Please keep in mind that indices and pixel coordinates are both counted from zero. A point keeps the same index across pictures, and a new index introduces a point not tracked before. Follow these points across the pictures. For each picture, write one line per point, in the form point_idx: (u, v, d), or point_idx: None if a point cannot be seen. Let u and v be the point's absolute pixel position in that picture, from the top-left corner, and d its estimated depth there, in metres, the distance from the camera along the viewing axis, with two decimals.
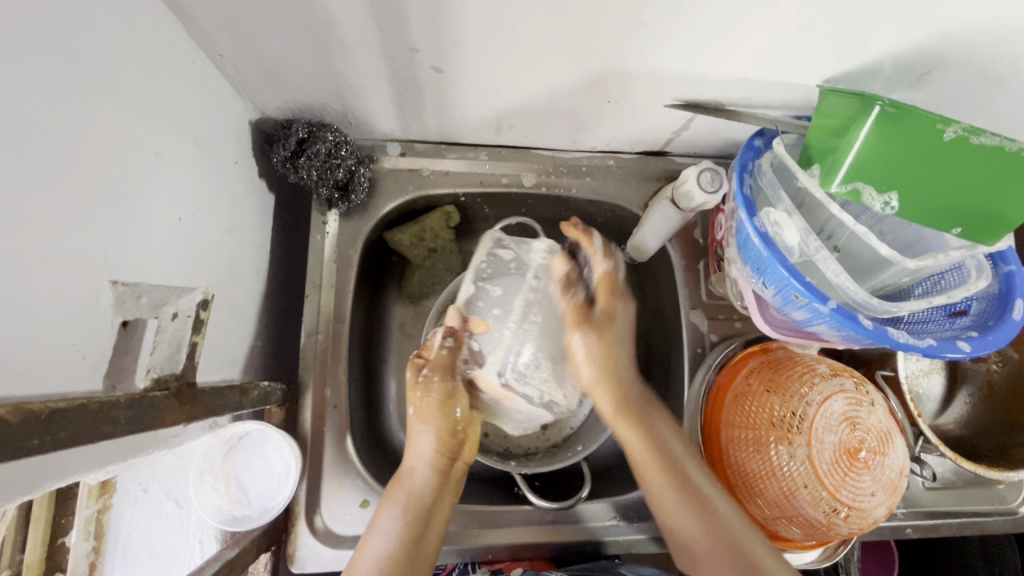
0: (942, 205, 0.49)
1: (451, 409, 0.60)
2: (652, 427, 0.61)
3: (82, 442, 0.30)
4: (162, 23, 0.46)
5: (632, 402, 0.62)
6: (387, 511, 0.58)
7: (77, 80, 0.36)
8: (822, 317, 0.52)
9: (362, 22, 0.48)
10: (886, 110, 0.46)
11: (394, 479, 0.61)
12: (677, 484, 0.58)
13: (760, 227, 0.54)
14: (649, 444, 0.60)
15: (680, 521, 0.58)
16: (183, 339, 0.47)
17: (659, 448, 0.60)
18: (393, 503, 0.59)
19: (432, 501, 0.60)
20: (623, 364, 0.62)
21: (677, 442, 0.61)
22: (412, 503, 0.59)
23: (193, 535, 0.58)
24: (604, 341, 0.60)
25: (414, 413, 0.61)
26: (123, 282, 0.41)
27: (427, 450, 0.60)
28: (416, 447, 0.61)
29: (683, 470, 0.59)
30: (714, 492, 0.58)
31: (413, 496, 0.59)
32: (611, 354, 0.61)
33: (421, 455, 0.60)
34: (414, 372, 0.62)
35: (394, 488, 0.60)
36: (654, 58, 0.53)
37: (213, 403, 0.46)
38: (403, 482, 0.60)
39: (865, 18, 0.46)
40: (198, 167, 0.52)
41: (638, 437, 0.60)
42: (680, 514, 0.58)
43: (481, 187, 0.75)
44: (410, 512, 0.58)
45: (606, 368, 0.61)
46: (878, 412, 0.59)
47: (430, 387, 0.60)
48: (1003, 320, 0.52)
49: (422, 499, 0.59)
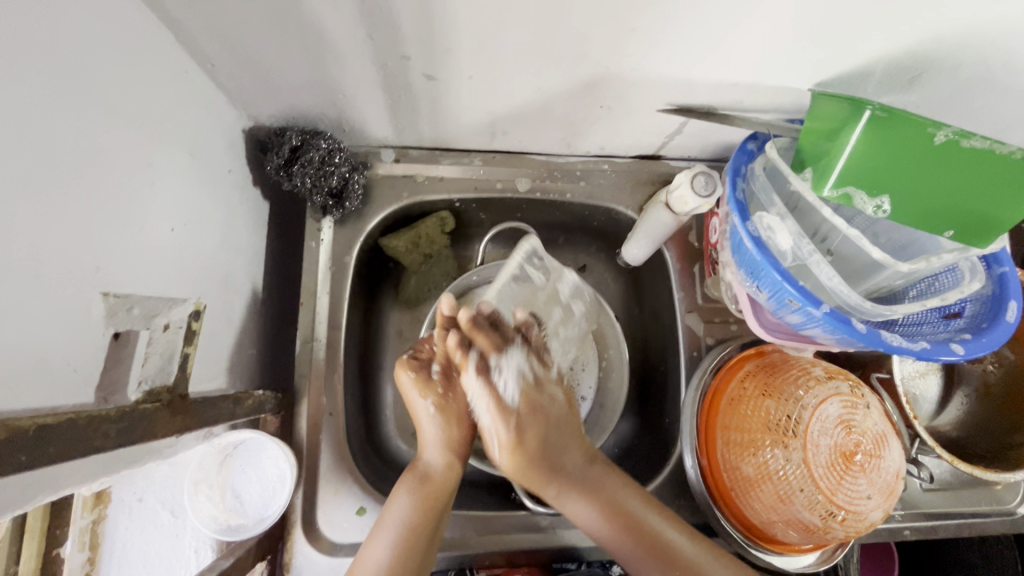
0: (933, 208, 0.49)
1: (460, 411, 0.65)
2: (624, 506, 0.61)
3: (72, 457, 0.30)
4: (154, 34, 0.46)
5: (572, 473, 0.63)
6: (403, 496, 0.60)
7: (69, 93, 0.36)
8: (815, 321, 0.53)
9: (354, 31, 0.48)
10: (877, 115, 0.46)
11: (412, 465, 0.64)
12: (634, 536, 0.60)
13: (753, 231, 0.54)
14: (602, 510, 0.61)
15: (635, 560, 0.60)
16: (175, 350, 0.47)
17: (608, 505, 0.61)
18: (411, 486, 0.61)
19: (447, 489, 0.62)
20: (549, 433, 0.63)
21: (623, 490, 0.62)
22: (430, 491, 0.61)
23: (188, 545, 0.58)
24: (523, 435, 0.62)
25: (437, 411, 0.64)
26: (114, 293, 0.41)
27: (437, 435, 0.64)
28: (431, 431, 0.64)
29: (633, 515, 0.61)
30: (677, 538, 0.60)
31: (435, 485, 0.61)
32: (537, 437, 0.62)
33: (436, 444, 0.64)
34: (421, 372, 0.64)
35: (413, 472, 0.63)
36: (646, 64, 0.53)
37: (206, 413, 0.46)
38: (427, 470, 0.63)
39: (855, 22, 0.46)
40: (191, 176, 0.52)
41: (583, 503, 0.62)
42: (642, 559, 0.60)
43: (476, 192, 0.75)
44: (432, 504, 0.60)
45: (536, 451, 0.62)
46: (873, 415, 0.59)
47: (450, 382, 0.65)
48: (997, 321, 0.52)
49: (442, 491, 0.62)
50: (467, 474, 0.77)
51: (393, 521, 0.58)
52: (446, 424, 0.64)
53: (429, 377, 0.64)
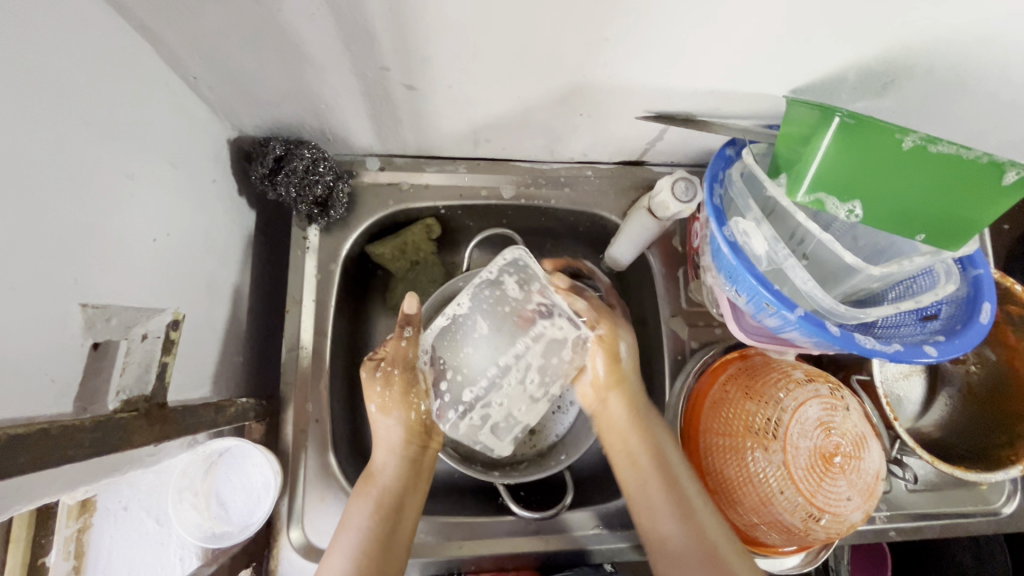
0: (904, 212, 0.50)
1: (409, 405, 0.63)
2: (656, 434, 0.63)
3: (43, 466, 0.30)
4: (134, 49, 0.46)
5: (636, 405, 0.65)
6: (360, 505, 0.59)
7: (47, 108, 0.37)
8: (791, 324, 0.53)
9: (332, 43, 0.49)
10: (845, 121, 0.47)
11: (364, 474, 0.63)
12: (662, 474, 0.60)
13: (729, 237, 0.55)
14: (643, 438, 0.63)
15: (646, 484, 0.61)
16: (154, 359, 0.47)
17: (643, 429, 0.63)
18: (366, 496, 0.60)
19: (399, 492, 0.60)
20: (631, 377, 0.67)
21: (671, 444, 0.63)
22: (381, 497, 0.59)
23: (173, 553, 0.58)
24: (622, 377, 0.66)
25: (378, 409, 0.63)
26: (92, 304, 0.41)
27: (387, 437, 0.63)
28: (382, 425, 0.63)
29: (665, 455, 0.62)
30: (690, 484, 0.60)
31: (383, 490, 0.60)
32: (628, 380, 0.66)
33: (383, 445, 0.63)
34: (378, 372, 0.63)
35: (368, 480, 0.61)
36: (621, 72, 0.54)
37: (185, 422, 0.46)
38: (377, 475, 0.61)
39: (823, 32, 0.47)
40: (174, 187, 0.53)
41: (622, 407, 0.65)
42: (654, 487, 0.60)
43: (461, 200, 0.76)
44: (383, 504, 0.59)
45: (617, 380, 0.66)
46: (853, 416, 0.59)
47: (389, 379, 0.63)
48: (971, 324, 0.53)
49: (392, 494, 0.60)
50: (455, 480, 0.77)
51: (352, 530, 0.57)
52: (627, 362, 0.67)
53: (376, 371, 0.63)
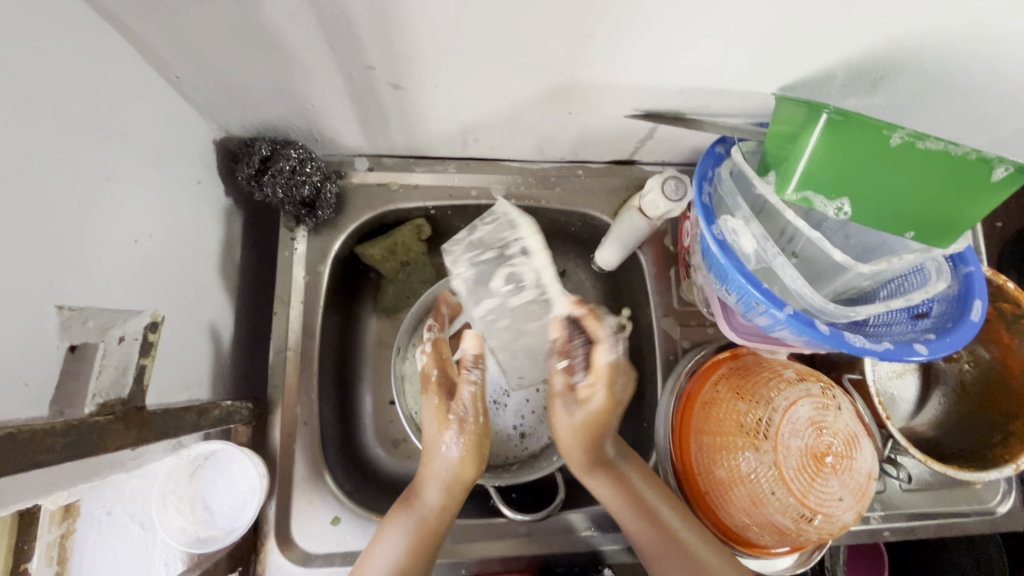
0: (892, 210, 0.50)
1: (478, 449, 0.63)
2: (623, 473, 0.64)
3: (10, 472, 0.29)
4: (114, 47, 0.46)
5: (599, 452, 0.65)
6: (396, 532, 0.60)
7: (22, 108, 0.36)
8: (781, 323, 0.53)
9: (316, 42, 0.48)
10: (833, 118, 0.46)
11: (409, 496, 0.64)
12: (634, 505, 0.63)
13: (718, 235, 0.55)
14: (614, 482, 0.64)
15: (633, 528, 0.63)
16: (131, 362, 0.47)
17: (622, 486, 0.64)
18: (406, 524, 0.61)
19: (438, 531, 0.62)
20: (608, 435, 0.63)
21: (640, 480, 0.64)
22: (422, 531, 0.61)
23: (158, 558, 0.60)
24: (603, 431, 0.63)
25: (451, 451, 0.63)
26: (69, 305, 0.41)
27: (445, 476, 0.63)
28: (439, 454, 0.63)
29: (637, 490, 0.63)
30: (664, 506, 0.63)
31: (427, 529, 0.61)
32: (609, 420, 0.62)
33: (438, 482, 0.63)
34: (441, 402, 0.65)
35: (409, 506, 0.62)
36: (609, 70, 0.54)
37: (165, 425, 0.46)
38: (422, 508, 0.62)
39: (811, 28, 0.46)
40: (157, 188, 0.52)
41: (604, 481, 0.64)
42: (637, 524, 0.63)
43: (450, 200, 0.76)
44: (421, 534, 0.61)
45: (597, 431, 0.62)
46: (844, 415, 0.59)
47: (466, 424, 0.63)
48: (961, 321, 0.52)
49: (433, 534, 0.61)
50: None
51: (386, 555, 0.59)
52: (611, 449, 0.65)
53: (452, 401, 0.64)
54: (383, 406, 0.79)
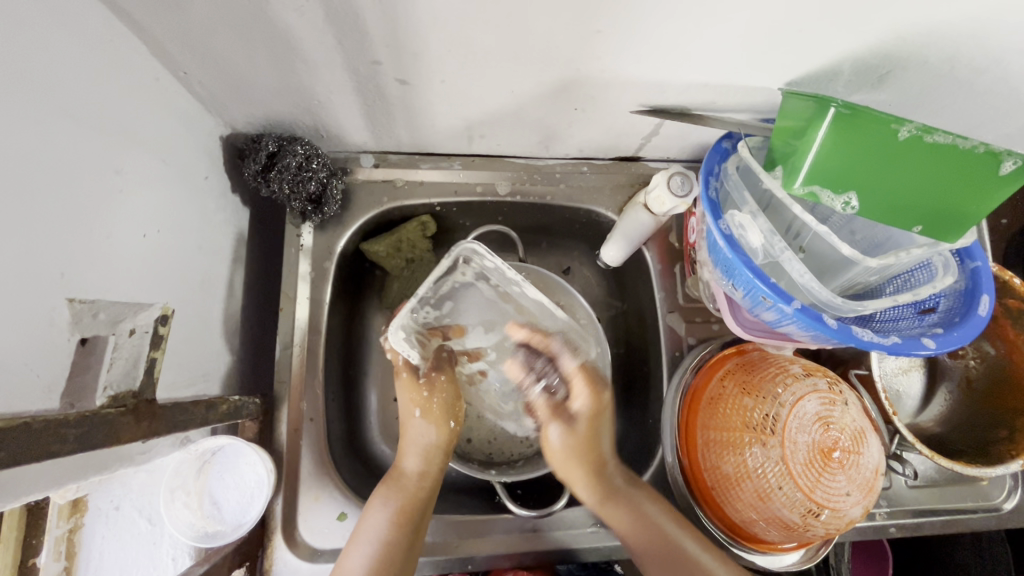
0: (900, 204, 0.50)
1: (444, 411, 0.68)
2: (648, 514, 0.64)
3: (24, 461, 0.30)
4: (123, 42, 0.46)
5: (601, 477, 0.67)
6: (379, 509, 0.60)
7: (33, 102, 0.37)
8: (788, 318, 0.53)
9: (323, 38, 0.49)
10: (841, 112, 0.47)
11: (389, 474, 0.65)
12: (665, 549, 0.62)
13: (725, 230, 0.55)
14: (637, 520, 0.64)
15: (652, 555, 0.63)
16: (141, 355, 0.45)
17: (632, 515, 0.64)
18: (388, 499, 0.61)
19: (423, 499, 0.63)
20: (607, 460, 0.67)
21: (651, 506, 0.65)
22: (403, 501, 0.61)
23: (166, 553, 0.58)
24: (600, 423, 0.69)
25: (422, 413, 0.67)
26: (80, 299, 0.41)
27: (422, 442, 0.66)
28: (414, 423, 0.67)
29: (662, 529, 0.63)
30: (689, 543, 0.62)
31: (410, 496, 0.62)
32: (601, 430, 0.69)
33: (416, 449, 0.66)
34: (409, 373, 0.69)
35: (391, 481, 0.63)
36: (615, 65, 0.54)
37: (175, 418, 0.46)
38: (403, 479, 0.64)
39: (818, 23, 0.46)
40: (165, 183, 0.52)
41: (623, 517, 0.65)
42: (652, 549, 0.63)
43: (456, 196, 0.76)
44: (409, 509, 0.61)
45: (587, 462, 0.67)
46: (852, 411, 0.59)
47: (434, 385, 0.69)
48: (969, 316, 0.52)
49: (417, 502, 0.62)
50: (451, 478, 0.77)
51: (370, 533, 0.59)
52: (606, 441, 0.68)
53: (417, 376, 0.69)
54: (389, 403, 0.79)
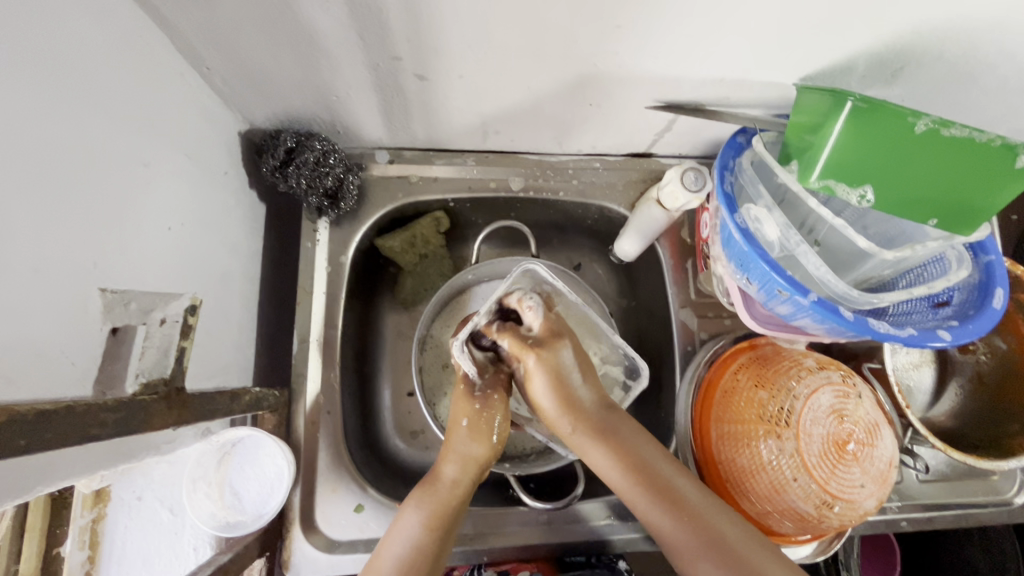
0: (916, 197, 0.50)
1: (492, 426, 0.65)
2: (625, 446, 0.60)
3: (68, 444, 0.30)
4: (149, 38, 0.46)
5: (589, 416, 0.62)
6: (412, 512, 0.60)
7: (66, 95, 0.37)
8: (804, 310, 0.53)
9: (345, 33, 0.49)
10: (858, 105, 0.47)
11: (426, 478, 0.63)
12: (645, 483, 0.58)
13: (741, 223, 0.56)
14: (614, 453, 0.60)
15: (652, 518, 0.57)
16: (171, 344, 0.46)
17: (632, 461, 0.59)
18: (421, 502, 0.60)
19: (456, 507, 0.61)
20: (571, 372, 0.64)
21: (631, 435, 0.61)
22: (435, 506, 0.60)
23: (187, 543, 0.59)
24: (559, 369, 0.63)
25: (469, 424, 0.64)
26: (111, 289, 0.42)
27: (463, 451, 0.64)
28: (457, 428, 0.65)
29: (639, 460, 0.59)
30: (678, 479, 0.58)
31: (443, 502, 0.61)
32: (564, 376, 0.63)
33: (456, 457, 0.64)
34: (466, 386, 0.67)
35: (428, 486, 0.62)
36: (632, 61, 0.54)
37: (202, 408, 0.47)
38: (439, 484, 0.62)
39: (835, 18, 0.47)
40: (188, 177, 0.53)
41: (605, 455, 0.60)
42: (657, 515, 0.57)
43: (469, 192, 0.76)
44: (440, 512, 0.60)
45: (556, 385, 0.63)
46: (865, 404, 0.59)
47: (490, 403, 0.67)
48: (983, 308, 0.53)
49: (450, 510, 0.60)
50: None
51: (402, 533, 0.58)
52: (563, 359, 0.64)
53: (473, 390, 0.67)
54: (402, 398, 0.80)
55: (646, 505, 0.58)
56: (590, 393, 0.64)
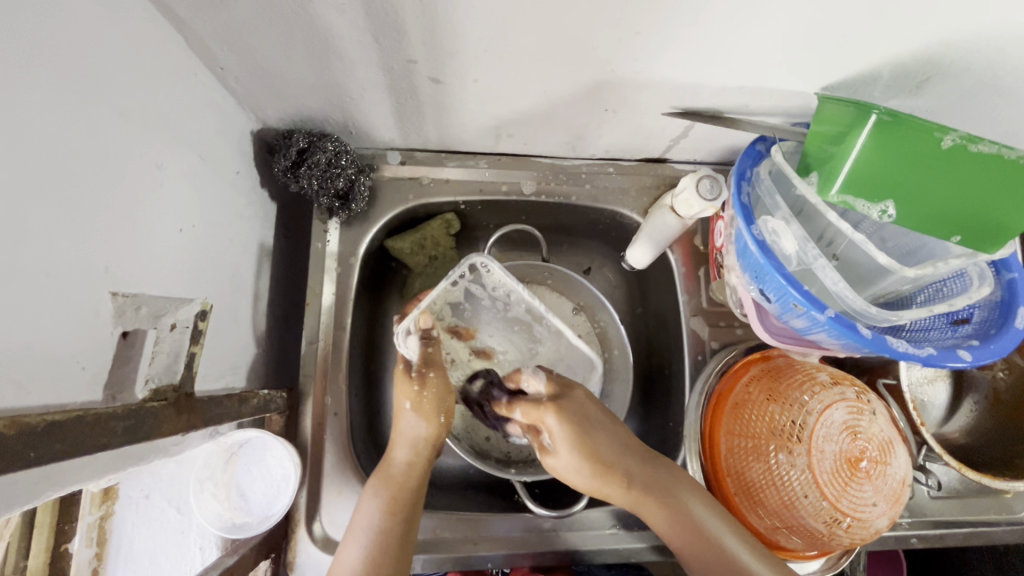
0: (940, 213, 0.49)
1: (436, 405, 0.66)
2: (672, 489, 0.60)
3: (79, 452, 0.31)
4: (163, 37, 0.46)
5: (627, 469, 0.62)
6: (371, 499, 0.60)
7: (80, 95, 0.37)
8: (820, 325, 0.52)
9: (361, 35, 0.49)
10: (883, 119, 0.46)
11: (379, 464, 0.64)
12: (679, 519, 0.59)
13: (758, 235, 0.55)
14: (655, 496, 0.60)
15: (687, 553, 0.59)
16: (182, 349, 0.47)
17: (667, 500, 0.60)
18: (378, 489, 0.61)
19: (412, 490, 0.62)
20: (591, 424, 0.64)
21: (673, 480, 0.61)
22: (395, 492, 0.61)
23: (194, 543, 0.60)
24: (579, 424, 0.63)
25: (413, 407, 0.66)
26: (122, 292, 0.42)
27: (412, 434, 0.65)
28: (406, 420, 0.65)
29: (676, 500, 0.60)
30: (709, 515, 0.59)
31: (399, 485, 0.62)
32: (586, 430, 0.63)
33: (407, 441, 0.65)
34: (405, 367, 0.68)
35: (381, 472, 0.63)
36: (650, 67, 0.53)
37: (211, 412, 0.47)
38: (392, 469, 0.63)
39: (862, 28, 0.45)
40: (199, 176, 0.52)
41: (652, 502, 0.60)
42: (697, 552, 0.58)
43: (480, 195, 0.76)
44: (398, 496, 0.61)
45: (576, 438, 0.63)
46: (879, 421, 0.58)
47: (426, 381, 0.67)
48: (1005, 328, 0.51)
49: (406, 492, 0.62)
50: (471, 477, 0.77)
51: (364, 524, 0.59)
52: (593, 422, 0.64)
53: (409, 372, 0.67)
54: None
55: (689, 544, 0.59)
56: (608, 441, 0.63)
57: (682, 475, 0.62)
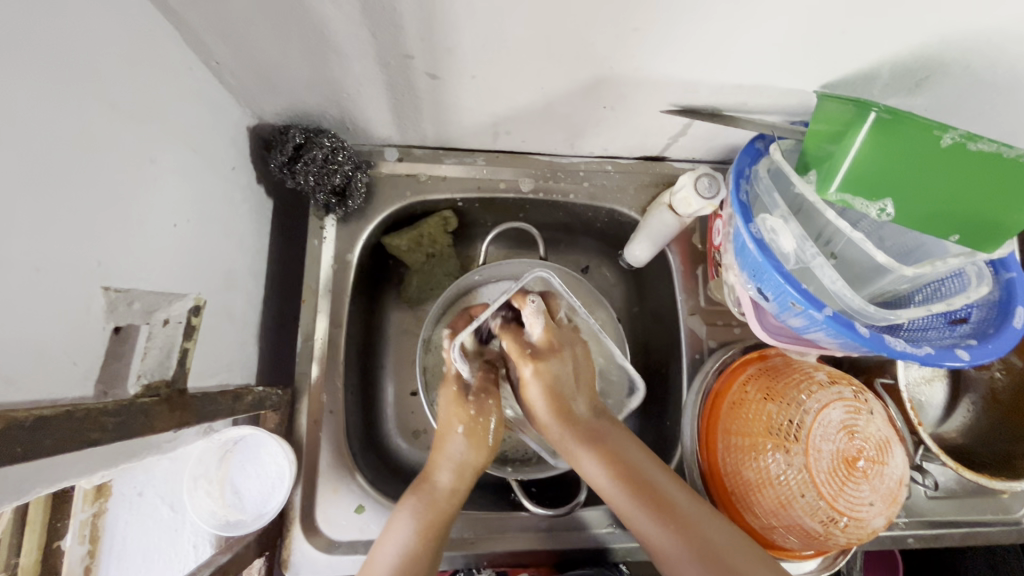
0: (939, 211, 0.49)
1: (488, 435, 0.66)
2: (616, 451, 0.61)
3: (68, 448, 0.30)
4: (158, 30, 0.46)
5: (580, 426, 0.63)
6: (406, 518, 0.59)
7: (72, 88, 0.36)
8: (818, 324, 0.52)
9: (357, 30, 0.48)
10: (882, 117, 0.46)
11: (419, 483, 0.63)
12: (632, 488, 0.58)
13: (756, 233, 0.54)
14: (603, 459, 0.60)
15: (643, 528, 0.57)
16: (175, 345, 0.48)
17: (618, 463, 0.59)
18: (416, 509, 0.60)
19: (448, 514, 0.61)
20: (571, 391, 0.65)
21: (620, 445, 0.61)
22: (433, 515, 0.60)
23: (187, 540, 0.59)
24: (554, 383, 0.65)
25: (464, 431, 0.65)
26: (115, 287, 0.41)
27: (458, 458, 0.64)
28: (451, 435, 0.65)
29: (630, 467, 0.59)
30: (660, 480, 0.59)
31: (438, 511, 0.60)
32: (559, 388, 0.65)
33: (451, 465, 0.63)
34: (459, 388, 0.69)
35: (420, 492, 0.62)
36: (648, 64, 0.53)
37: (204, 409, 0.47)
38: (435, 491, 0.62)
39: (861, 26, 0.45)
40: (194, 171, 0.52)
41: (598, 464, 0.60)
42: (648, 523, 0.57)
43: (478, 192, 0.75)
44: (433, 518, 0.59)
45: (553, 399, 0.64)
46: (877, 420, 0.58)
47: (481, 408, 0.67)
48: (1003, 328, 0.51)
49: (442, 516, 0.60)
50: None
51: (395, 540, 0.57)
52: (559, 375, 0.66)
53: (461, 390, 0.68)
54: (405, 397, 0.79)
55: (642, 516, 0.57)
56: (584, 404, 0.65)
57: (633, 440, 0.63)
